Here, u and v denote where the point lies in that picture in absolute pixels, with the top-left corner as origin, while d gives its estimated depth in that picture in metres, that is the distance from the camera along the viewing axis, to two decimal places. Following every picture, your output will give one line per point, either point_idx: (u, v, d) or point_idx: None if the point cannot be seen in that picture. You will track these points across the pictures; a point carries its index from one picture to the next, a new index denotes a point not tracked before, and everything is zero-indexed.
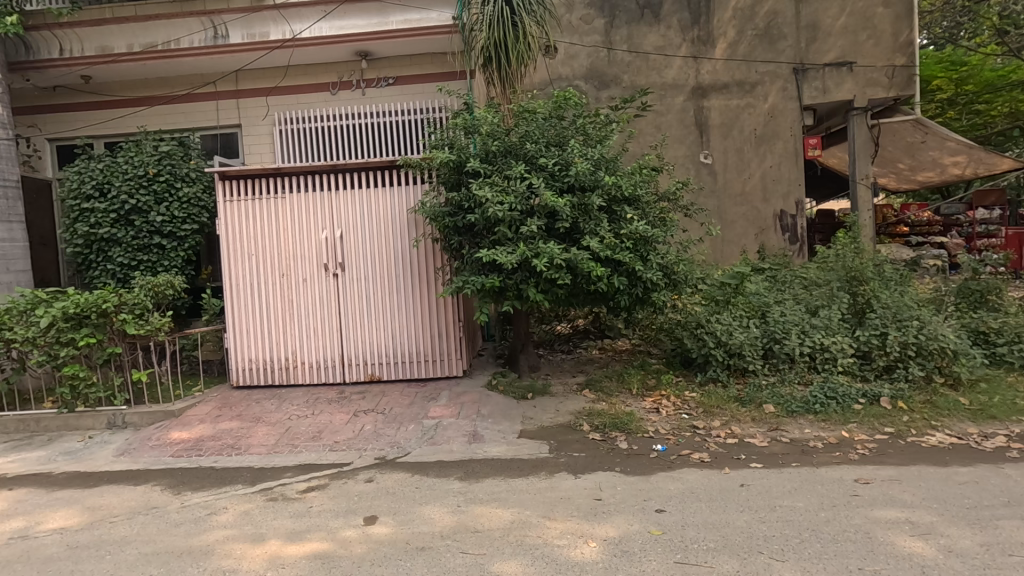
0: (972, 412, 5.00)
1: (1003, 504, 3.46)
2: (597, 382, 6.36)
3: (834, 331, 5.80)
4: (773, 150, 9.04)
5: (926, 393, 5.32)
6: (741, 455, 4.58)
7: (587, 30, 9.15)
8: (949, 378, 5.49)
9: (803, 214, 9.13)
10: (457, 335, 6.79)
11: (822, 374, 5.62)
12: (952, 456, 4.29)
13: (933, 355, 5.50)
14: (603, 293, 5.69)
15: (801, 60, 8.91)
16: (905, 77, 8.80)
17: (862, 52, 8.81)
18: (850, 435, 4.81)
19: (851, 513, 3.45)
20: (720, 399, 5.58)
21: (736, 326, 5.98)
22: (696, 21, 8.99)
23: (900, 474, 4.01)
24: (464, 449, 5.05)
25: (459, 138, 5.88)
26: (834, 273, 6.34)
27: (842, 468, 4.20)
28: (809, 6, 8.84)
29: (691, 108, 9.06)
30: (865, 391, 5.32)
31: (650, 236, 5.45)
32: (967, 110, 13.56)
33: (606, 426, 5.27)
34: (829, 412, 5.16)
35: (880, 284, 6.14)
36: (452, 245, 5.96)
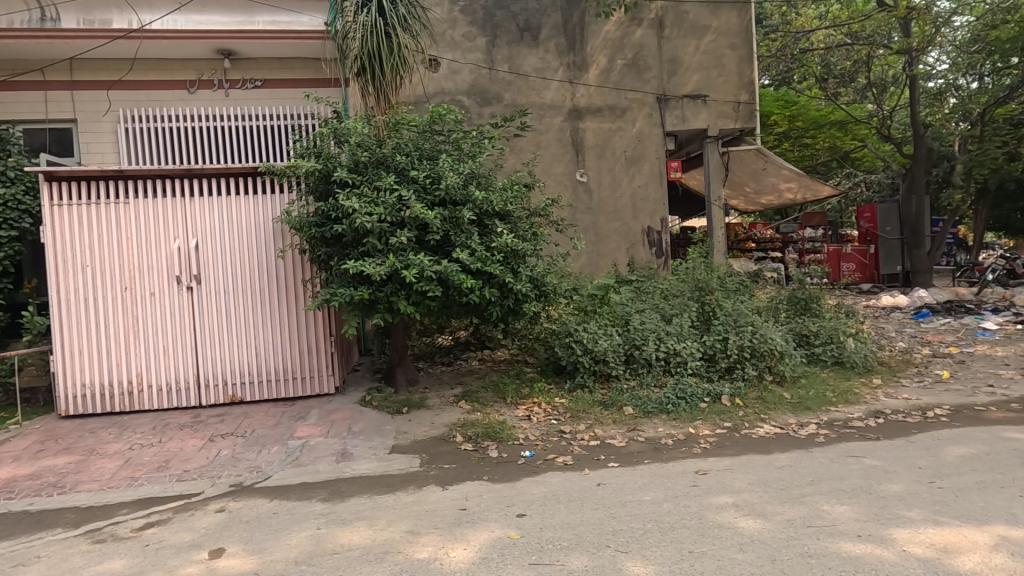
0: (793, 405, 5.76)
1: (809, 483, 4.00)
2: (473, 393, 6.46)
3: (685, 336, 6.37)
4: (640, 171, 9.80)
5: (758, 389, 6.03)
6: (601, 456, 4.88)
7: (469, 47, 9.34)
8: (777, 375, 6.27)
9: (667, 230, 9.97)
10: (329, 350, 6.54)
11: (675, 377, 6.15)
12: (775, 445, 4.90)
13: (764, 356, 6.26)
14: (477, 304, 5.77)
15: (663, 90, 9.79)
16: (748, 111, 9.97)
17: (714, 87, 9.88)
18: (696, 431, 5.32)
19: (689, 502, 3.80)
20: (586, 404, 5.91)
21: (601, 334, 6.38)
22: (572, 47, 9.57)
23: (733, 464, 4.49)
24: (331, 469, 4.85)
25: (328, 147, 5.75)
26: (686, 284, 7.03)
27: (686, 462, 4.62)
28: (670, 42, 9.77)
29: (567, 128, 9.57)
30: (710, 391, 5.92)
31: (519, 249, 5.64)
32: (797, 143, 16.24)
33: (478, 436, 5.36)
34: (679, 411, 5.68)
35: (723, 294, 6.88)
36: (319, 256, 5.78)
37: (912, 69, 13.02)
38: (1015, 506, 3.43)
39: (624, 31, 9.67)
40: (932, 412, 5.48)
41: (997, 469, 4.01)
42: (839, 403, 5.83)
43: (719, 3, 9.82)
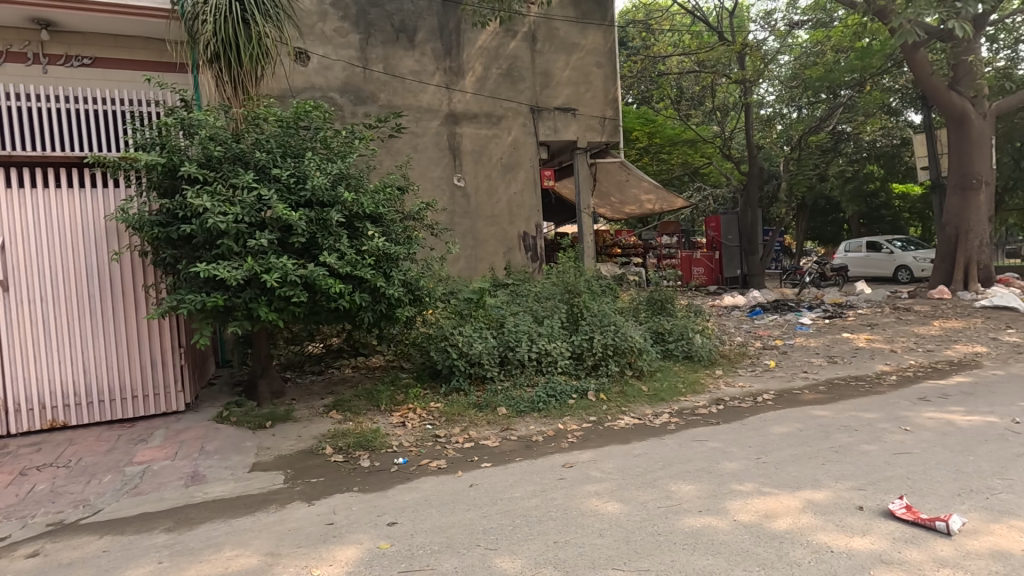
0: (649, 397, 6.29)
1: (661, 467, 4.41)
2: (345, 402, 6.21)
3: (555, 337, 6.68)
4: (516, 178, 10.09)
5: (619, 384, 6.51)
6: (474, 457, 4.94)
7: (341, 43, 8.99)
8: (637, 371, 6.81)
9: (541, 235, 10.36)
10: (178, 363, 5.91)
11: (546, 376, 6.42)
12: (633, 435, 5.31)
13: (625, 353, 6.76)
14: (347, 310, 5.56)
15: (536, 101, 10.18)
16: (612, 126, 10.71)
17: (582, 102, 10.48)
18: (564, 427, 5.60)
19: (556, 495, 3.98)
20: (461, 407, 5.97)
21: (476, 337, 6.45)
22: (448, 52, 9.61)
23: (596, 455, 4.79)
24: (179, 495, 4.38)
25: (174, 138, 5.21)
26: (556, 287, 7.37)
27: (554, 457, 4.84)
28: (542, 56, 10.20)
29: (444, 133, 9.58)
30: (578, 387, 6.27)
31: (392, 253, 5.52)
32: (657, 158, 17.90)
33: (349, 446, 5.16)
34: (549, 409, 5.94)
35: (590, 296, 7.31)
36: (164, 259, 5.21)
37: (747, 97, 14.77)
38: (819, 472, 4.04)
39: (498, 41, 9.94)
40: (761, 397, 6.29)
41: (807, 443, 4.71)
42: (688, 393, 6.47)
43: (587, 23, 10.44)
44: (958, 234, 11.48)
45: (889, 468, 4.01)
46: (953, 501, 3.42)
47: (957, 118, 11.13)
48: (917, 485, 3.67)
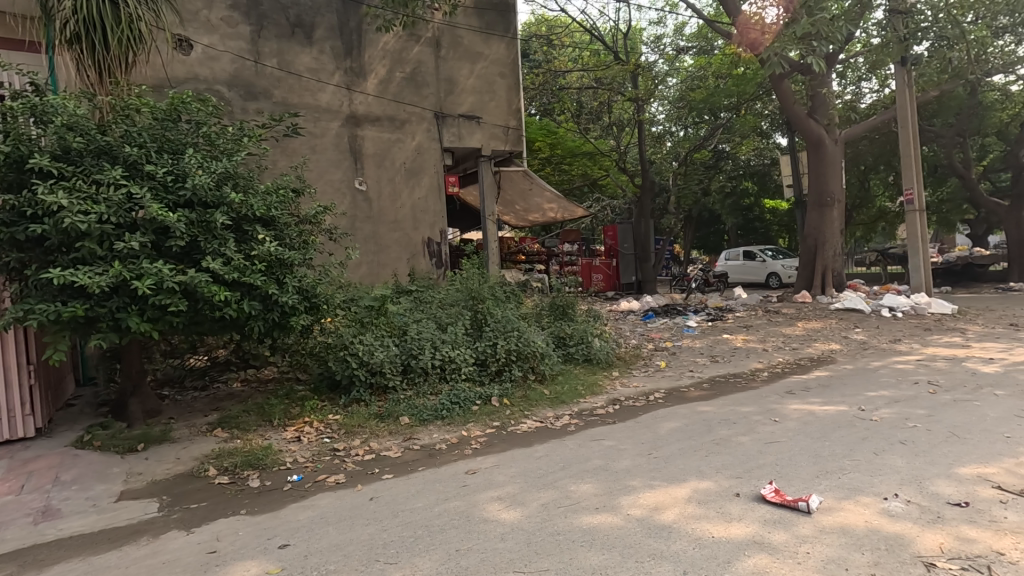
0: (551, 400, 6.46)
1: (561, 468, 4.53)
2: (233, 418, 5.77)
3: (459, 344, 6.65)
4: (420, 183, 9.96)
5: (522, 388, 6.62)
6: (375, 469, 4.79)
7: (230, 33, 8.41)
8: (539, 375, 6.98)
9: (446, 241, 10.30)
10: (27, 383, 5.18)
11: (450, 383, 6.39)
12: (535, 437, 5.43)
13: (527, 358, 6.90)
14: (235, 319, 5.17)
15: (440, 108, 10.14)
16: (516, 136, 10.92)
17: (486, 110, 10.60)
18: (468, 433, 5.59)
19: (459, 502, 3.97)
20: (361, 418, 5.76)
21: (377, 345, 6.26)
22: (348, 52, 9.32)
23: (499, 460, 4.82)
24: (25, 534, 3.81)
25: (22, 126, 4.59)
26: (460, 294, 7.36)
27: (457, 464, 4.82)
28: (446, 62, 10.19)
29: (344, 135, 9.25)
30: (482, 393, 6.30)
31: (285, 258, 5.22)
32: (558, 169, 18.74)
33: (237, 466, 4.79)
34: (453, 416, 5.90)
35: (494, 302, 7.39)
36: (9, 263, 4.56)
37: (640, 114, 15.71)
38: (703, 464, 4.37)
39: (402, 45, 9.79)
40: (653, 396, 6.69)
41: (692, 437, 5.07)
42: (587, 394, 6.73)
43: (490, 33, 10.58)
44: (816, 246, 12.97)
45: (761, 456, 4.42)
46: (812, 483, 3.84)
47: (815, 143, 12.58)
48: (783, 470, 4.08)
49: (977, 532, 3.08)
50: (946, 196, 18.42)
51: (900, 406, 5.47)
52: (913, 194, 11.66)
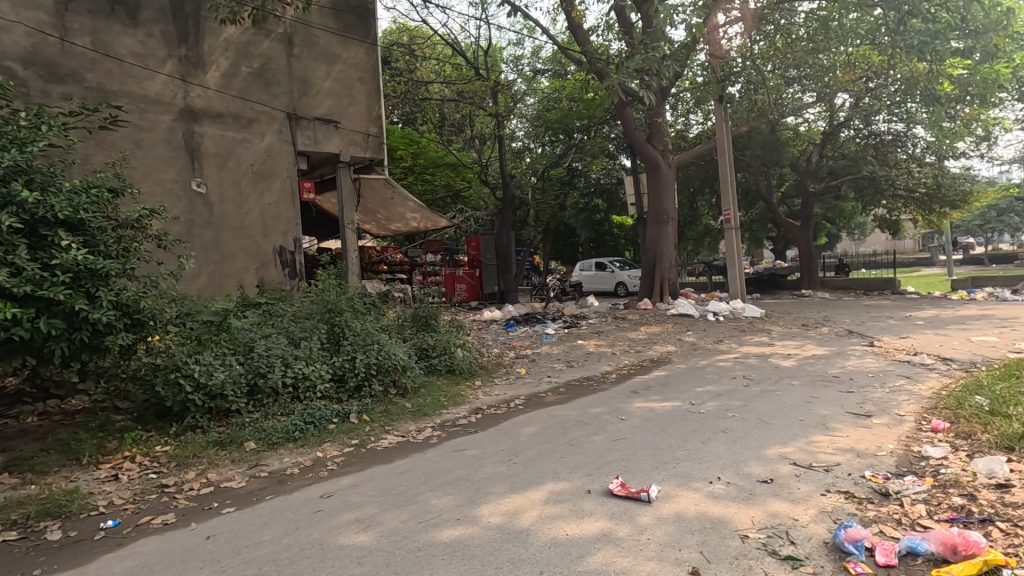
0: (414, 413, 6.35)
1: (422, 482, 4.45)
2: (27, 460, 4.82)
3: (314, 359, 6.25)
4: (270, 188, 9.24)
5: (383, 403, 6.41)
6: (214, 503, 4.30)
7: (26, 2, 7.09)
8: (400, 388, 6.82)
9: (301, 250, 9.65)
10: None
11: (303, 402, 5.98)
12: (396, 453, 5.28)
13: (388, 371, 6.71)
14: (28, 341, 4.34)
15: (293, 109, 9.53)
16: (376, 143, 10.65)
17: (344, 115, 10.19)
18: (324, 454, 5.28)
19: (311, 529, 3.72)
20: (197, 447, 5.17)
21: (217, 364, 5.61)
22: (183, 39, 8.37)
23: (357, 480, 4.61)
24: None
25: None
26: (315, 306, 6.96)
27: (310, 488, 4.50)
28: (299, 61, 9.61)
29: (178, 130, 8.27)
30: (338, 411, 5.99)
31: (99, 268, 4.53)
32: (420, 178, 18.82)
33: (29, 518, 3.98)
34: (307, 437, 5.52)
35: (353, 314, 7.08)
36: None
37: (500, 130, 16.15)
38: (559, 465, 4.59)
39: (248, 38, 9.04)
40: (513, 403, 6.89)
41: (549, 440, 5.31)
42: (449, 405, 6.72)
43: (348, 36, 10.20)
44: (655, 258, 14.42)
45: (609, 453, 4.76)
46: (652, 474, 4.23)
47: (652, 166, 14.01)
48: (629, 465, 4.43)
49: (780, 505, 3.61)
50: (755, 217, 21.58)
51: (722, 399, 6.27)
52: (730, 214, 13.47)
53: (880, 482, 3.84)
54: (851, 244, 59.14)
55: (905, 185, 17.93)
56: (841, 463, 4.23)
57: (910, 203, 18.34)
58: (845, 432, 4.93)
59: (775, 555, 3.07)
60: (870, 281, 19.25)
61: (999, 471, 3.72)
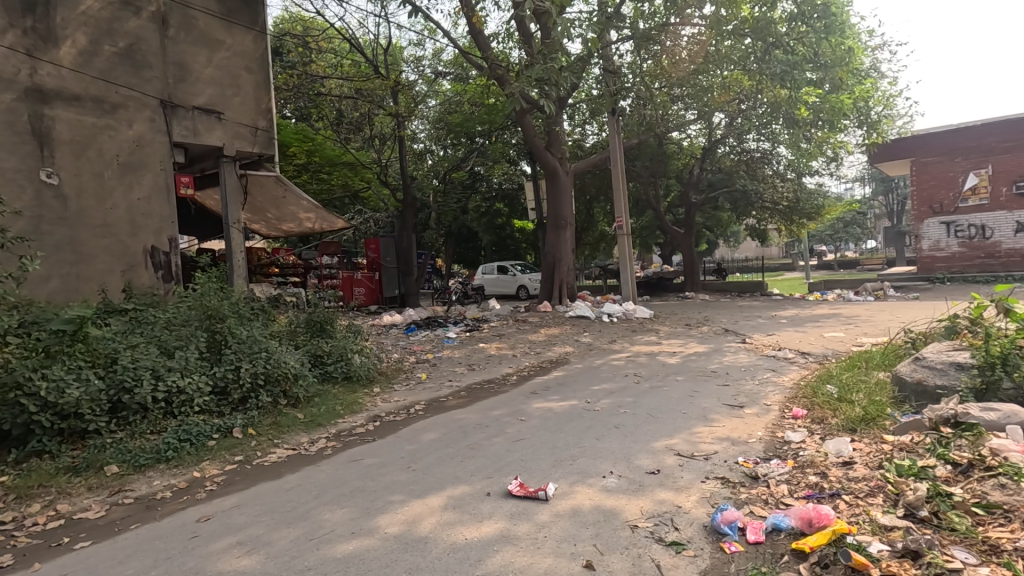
0: (306, 424, 5.99)
1: (314, 497, 4.22)
2: None
3: (192, 370, 5.70)
4: (141, 181, 8.32)
5: (272, 415, 5.98)
6: (64, 538, 3.78)
7: None
8: (291, 398, 6.42)
9: (177, 251, 8.76)
10: None
11: (177, 418, 5.43)
12: (286, 468, 4.95)
13: (278, 381, 6.29)
14: None
15: (168, 96, 8.67)
16: (265, 138, 10.00)
17: (229, 106, 9.45)
18: (202, 474, 4.83)
19: (184, 558, 3.37)
20: (44, 475, 4.53)
21: (71, 379, 4.94)
22: (29, 8, 7.29)
23: (241, 499, 4.27)
24: None
25: None
26: (193, 312, 6.37)
27: (185, 512, 4.10)
28: (175, 45, 8.76)
29: (22, 112, 7.21)
30: (219, 426, 5.50)
31: None
32: (315, 177, 17.97)
33: None
34: (181, 457, 5.02)
35: (237, 320, 6.55)
36: None
37: (400, 130, 15.83)
38: (458, 469, 4.56)
39: (113, 13, 8.08)
40: (413, 408, 6.75)
41: (450, 444, 5.25)
42: (345, 414, 6.43)
43: (233, 22, 9.48)
44: (554, 262, 14.86)
45: (509, 454, 4.80)
46: (549, 472, 4.33)
47: (551, 172, 14.43)
48: (527, 465, 4.50)
49: (666, 493, 3.85)
50: (645, 224, 23.01)
51: (616, 395, 6.59)
52: (622, 221, 14.26)
53: (751, 467, 4.22)
54: (727, 250, 65.02)
55: (770, 198, 20.02)
56: (719, 451, 4.60)
57: (774, 214, 20.51)
58: (721, 422, 5.38)
59: (661, 542, 3.26)
60: (743, 283, 21.25)
61: (845, 450, 4.25)
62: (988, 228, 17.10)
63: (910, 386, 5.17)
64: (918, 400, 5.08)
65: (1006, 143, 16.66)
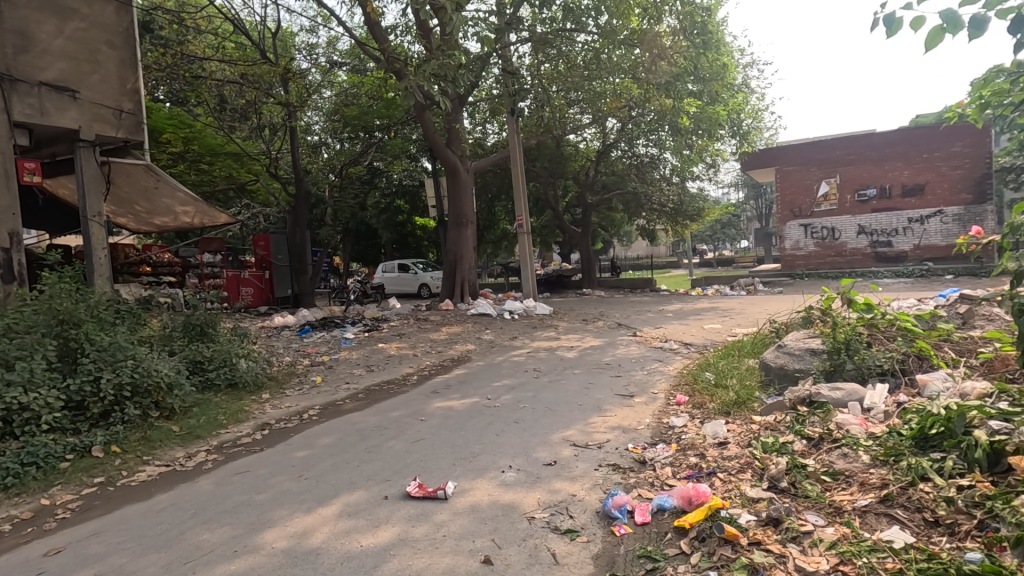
0: (182, 437, 5.47)
1: (191, 516, 3.86)
2: None
3: (38, 384, 4.98)
4: None
5: (141, 430, 5.39)
6: None
7: None
8: (164, 410, 5.82)
9: (21, 248, 7.58)
10: None
11: (20, 439, 4.74)
12: (157, 486, 4.49)
13: (148, 392, 5.67)
14: None
15: (7, 68, 7.47)
16: (132, 123, 8.98)
17: (86, 84, 8.37)
18: (51, 501, 4.25)
19: None
20: None
21: None
22: None
23: (101, 526, 3.80)
24: None
25: None
26: (40, 317, 5.56)
27: (29, 547, 3.57)
28: (16, 10, 7.58)
29: None
30: (74, 445, 4.88)
31: None
32: (194, 167, 16.49)
33: None
34: (25, 484, 4.40)
35: (97, 326, 5.81)
36: None
37: (291, 121, 15.00)
38: (355, 475, 4.39)
39: None
40: (306, 414, 6.40)
41: (345, 449, 5.03)
42: (229, 424, 5.95)
43: None
44: (455, 259, 14.81)
45: (408, 456, 4.71)
46: (449, 471, 4.31)
47: (452, 170, 14.35)
48: (427, 465, 4.45)
49: (562, 484, 3.98)
50: (545, 223, 23.67)
51: (516, 391, 6.70)
52: (522, 220, 14.52)
53: (639, 452, 4.48)
54: (621, 249, 68.65)
55: (658, 201, 21.40)
56: (610, 439, 4.83)
57: (662, 216, 21.90)
58: (614, 411, 5.66)
59: (556, 531, 3.36)
60: (634, 281, 22.53)
61: (720, 431, 4.65)
62: (837, 230, 19.52)
63: (774, 371, 5.76)
64: (781, 382, 5.67)
65: (850, 156, 19.08)
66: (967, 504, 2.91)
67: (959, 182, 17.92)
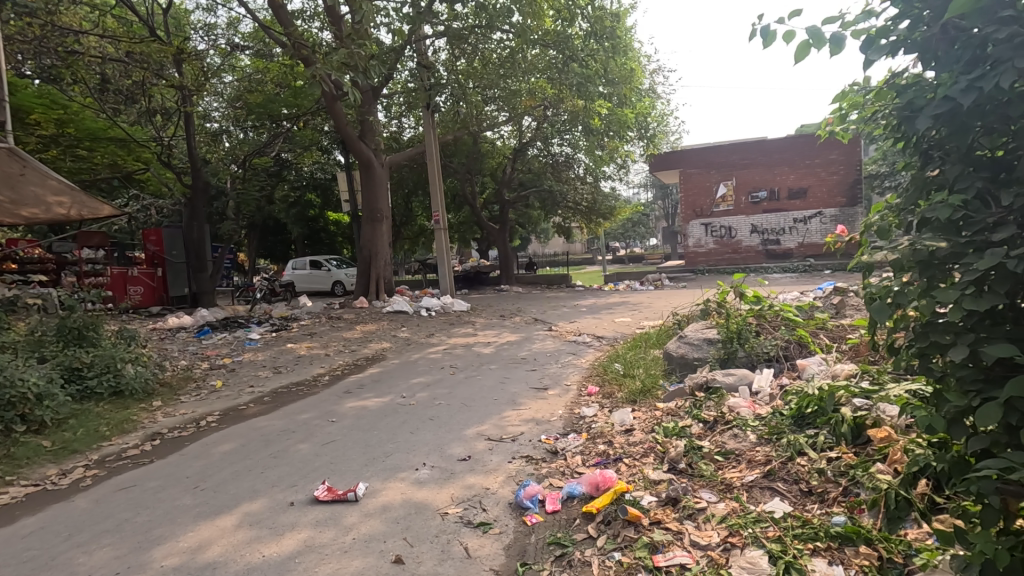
0: (54, 453, 4.91)
1: (64, 539, 3.47)
2: None
3: None
4: None
5: (2, 447, 4.79)
6: None
7: None
8: (31, 424, 5.19)
9: None
10: None
11: None
12: (23, 509, 4.00)
13: (11, 404, 5.03)
14: None
15: None
16: None
17: None
18: None
19: None
20: None
21: None
22: None
23: None
24: None
25: None
26: None
27: None
28: None
29: None
30: None
31: None
32: (69, 153, 14.81)
33: None
34: None
35: None
36: None
37: (187, 106, 13.97)
38: (257, 482, 4.15)
39: None
40: (204, 421, 5.96)
41: (248, 456, 4.75)
42: (113, 435, 5.41)
43: None
44: (370, 256, 14.40)
45: (317, 459, 4.52)
46: (360, 472, 4.19)
47: (365, 163, 13.92)
48: (337, 467, 4.30)
49: (476, 478, 4.00)
50: (463, 219, 23.61)
51: (431, 388, 6.64)
52: (439, 216, 14.38)
53: (551, 443, 4.60)
54: (538, 246, 69.90)
55: (573, 199, 22.00)
56: (524, 432, 4.92)
57: (577, 215, 22.41)
58: (528, 405, 5.76)
59: (469, 525, 3.38)
60: (551, 277, 23.00)
61: (627, 419, 4.88)
62: (733, 229, 21.06)
63: (676, 360, 6.11)
64: (682, 371, 6.04)
65: (745, 160, 20.64)
66: (835, 474, 3.27)
67: (835, 186, 19.91)
